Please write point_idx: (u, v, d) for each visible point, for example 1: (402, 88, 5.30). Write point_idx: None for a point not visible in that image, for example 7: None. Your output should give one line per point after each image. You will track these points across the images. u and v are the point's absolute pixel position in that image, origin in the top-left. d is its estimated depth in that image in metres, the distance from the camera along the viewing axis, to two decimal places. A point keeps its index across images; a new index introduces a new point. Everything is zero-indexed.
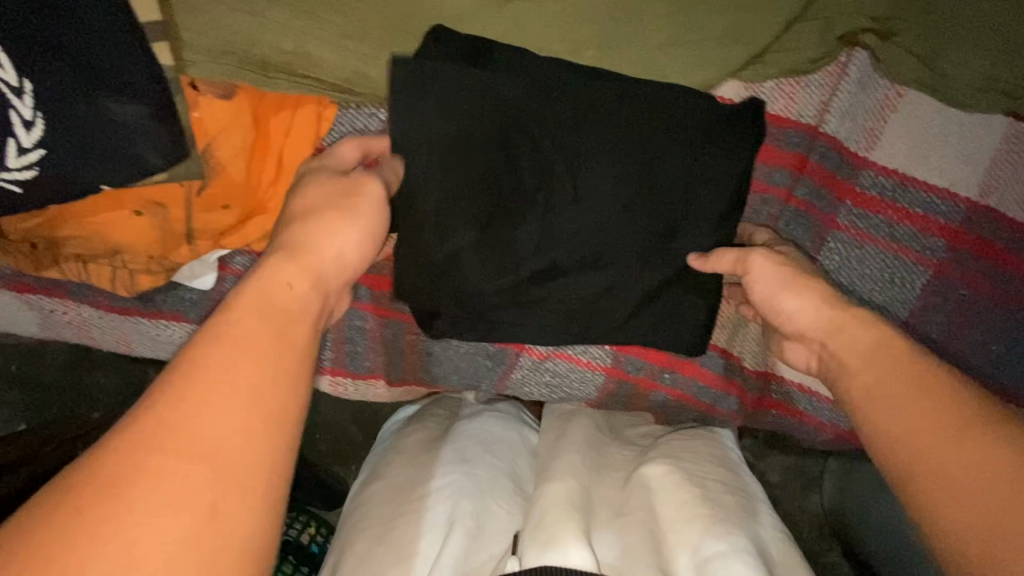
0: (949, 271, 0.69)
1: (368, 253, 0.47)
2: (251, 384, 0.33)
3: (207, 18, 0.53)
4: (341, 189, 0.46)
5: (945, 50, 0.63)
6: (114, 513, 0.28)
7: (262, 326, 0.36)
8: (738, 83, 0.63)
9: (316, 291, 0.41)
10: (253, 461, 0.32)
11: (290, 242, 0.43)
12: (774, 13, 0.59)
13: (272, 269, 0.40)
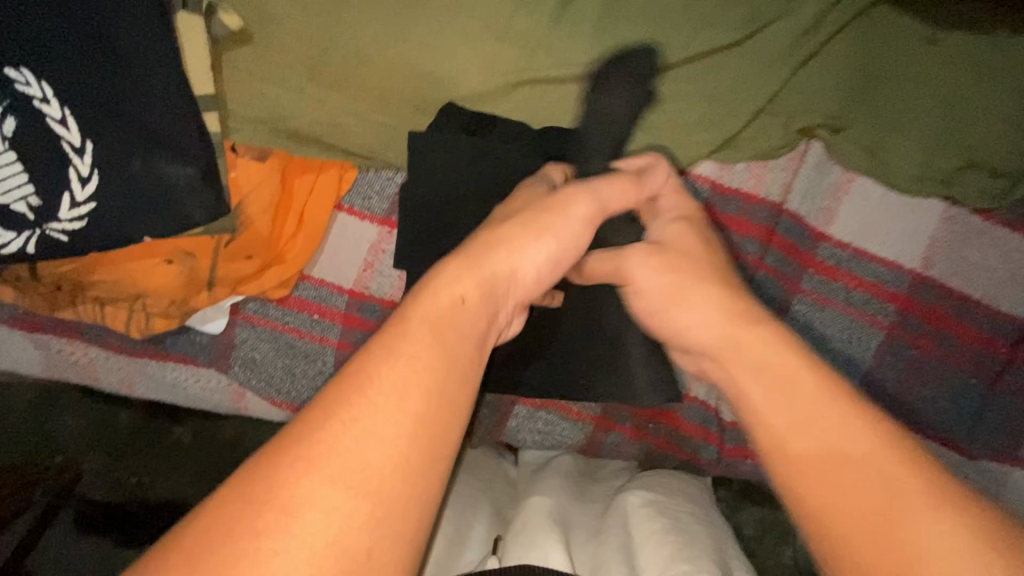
0: (899, 332, 0.77)
1: (545, 276, 0.48)
2: (416, 414, 0.35)
3: (251, 92, 0.59)
4: (544, 205, 0.48)
5: (891, 143, 0.72)
6: (281, 541, 0.31)
7: (432, 350, 0.38)
8: (709, 164, 0.76)
9: (485, 304, 0.43)
10: (420, 481, 0.35)
11: (478, 244, 0.45)
12: (740, 106, 0.71)
13: (455, 274, 0.42)
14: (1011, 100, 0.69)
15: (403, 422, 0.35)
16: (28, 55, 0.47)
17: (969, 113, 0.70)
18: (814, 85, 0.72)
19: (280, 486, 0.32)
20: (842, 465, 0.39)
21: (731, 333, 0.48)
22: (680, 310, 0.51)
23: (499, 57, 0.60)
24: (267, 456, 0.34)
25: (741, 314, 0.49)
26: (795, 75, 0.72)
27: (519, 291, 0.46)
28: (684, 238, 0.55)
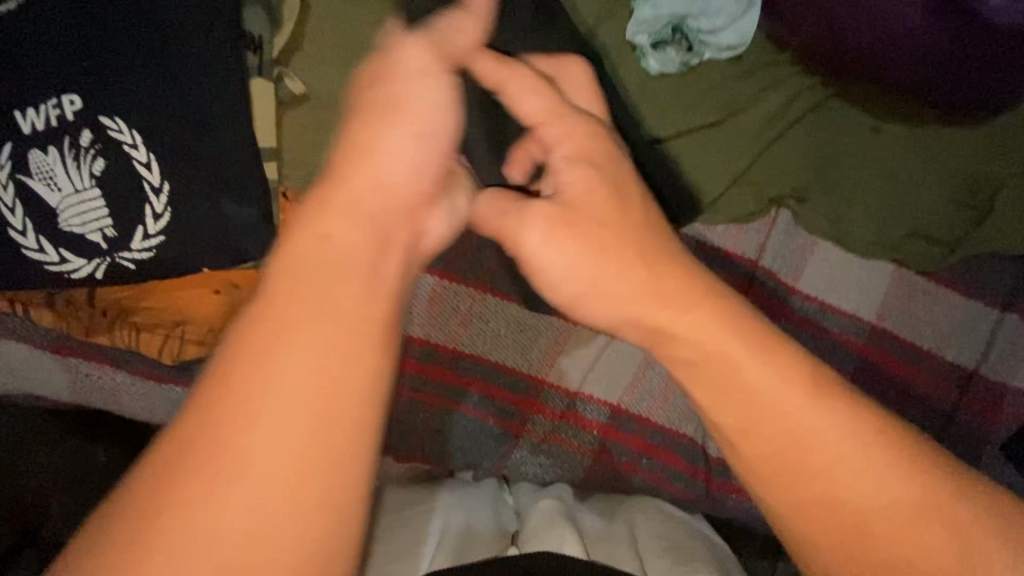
0: (863, 378, 0.86)
1: (430, 167, 0.44)
2: (287, 383, 0.33)
3: (304, 144, 0.67)
4: (391, 91, 0.44)
5: (848, 212, 0.85)
6: (154, 548, 0.31)
7: (297, 300, 0.35)
8: (695, 226, 0.85)
9: (360, 231, 0.39)
10: (314, 447, 0.33)
11: (343, 160, 0.42)
12: (717, 176, 0.84)
13: (318, 206, 0.39)
14: (944, 183, 0.84)
15: (279, 401, 0.33)
16: (127, 108, 0.55)
17: (912, 192, 0.84)
18: (780, 160, 0.85)
19: (149, 498, 0.32)
20: (826, 474, 0.42)
21: (658, 325, 0.46)
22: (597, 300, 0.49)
23: None
24: (139, 466, 0.34)
25: (667, 301, 0.46)
26: (765, 152, 0.85)
27: (408, 192, 0.42)
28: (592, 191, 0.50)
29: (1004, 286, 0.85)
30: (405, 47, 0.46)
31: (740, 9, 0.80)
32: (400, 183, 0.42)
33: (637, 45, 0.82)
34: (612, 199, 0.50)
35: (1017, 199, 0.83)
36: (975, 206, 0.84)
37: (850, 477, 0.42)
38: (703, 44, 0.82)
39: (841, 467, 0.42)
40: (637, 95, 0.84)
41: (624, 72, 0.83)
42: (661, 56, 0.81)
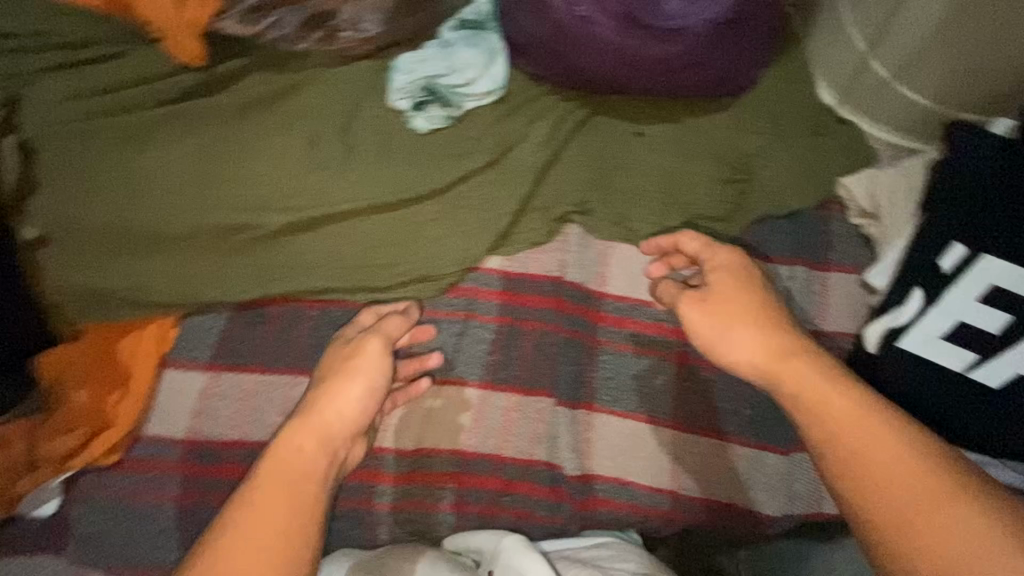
0: (687, 359, 0.90)
1: (369, 404, 0.70)
2: (275, 511, 0.58)
3: (77, 280, 0.75)
4: (349, 355, 0.72)
5: (631, 211, 0.90)
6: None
7: (281, 482, 0.60)
8: (496, 258, 0.88)
9: (321, 447, 0.64)
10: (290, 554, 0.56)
11: (313, 398, 0.68)
12: (503, 209, 0.88)
13: (296, 430, 0.65)
14: (706, 166, 0.92)
15: (245, 542, 0.55)
16: None
17: (679, 181, 0.92)
18: (560, 180, 0.91)
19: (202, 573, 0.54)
20: (887, 483, 0.54)
21: (767, 369, 0.66)
22: (728, 345, 0.69)
23: (293, 192, 0.81)
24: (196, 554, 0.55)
25: (772, 349, 0.66)
26: (544, 177, 0.91)
27: (350, 422, 0.68)
28: (723, 283, 0.73)
29: (790, 243, 0.91)
30: (365, 347, 0.72)
31: (484, 59, 0.90)
32: (350, 418, 0.68)
33: (401, 109, 0.88)
34: (728, 290, 0.72)
35: (774, 164, 0.91)
36: (739, 179, 0.91)
37: (935, 507, 0.52)
38: (461, 95, 0.90)
39: (934, 500, 0.52)
40: (410, 155, 0.88)
41: (392, 136, 0.88)
42: (427, 114, 0.88)
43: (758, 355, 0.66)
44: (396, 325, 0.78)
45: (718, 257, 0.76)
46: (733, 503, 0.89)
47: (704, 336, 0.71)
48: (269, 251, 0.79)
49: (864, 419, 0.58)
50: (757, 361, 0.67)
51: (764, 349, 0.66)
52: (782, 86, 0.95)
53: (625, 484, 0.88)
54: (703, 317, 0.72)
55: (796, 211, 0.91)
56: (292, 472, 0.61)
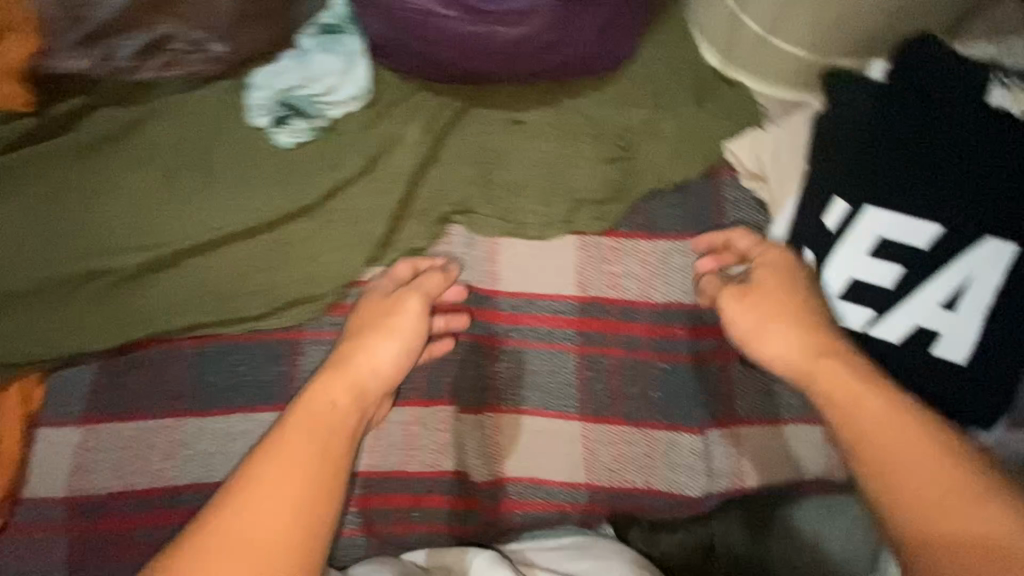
0: (590, 350, 0.86)
1: (403, 361, 0.70)
2: (304, 455, 0.58)
3: None
4: (387, 309, 0.73)
5: (513, 204, 0.87)
6: (234, 511, 0.54)
7: (311, 431, 0.60)
8: (378, 270, 0.84)
9: (354, 402, 0.64)
10: (311, 506, 0.56)
11: (344, 352, 0.70)
12: (378, 218, 0.84)
13: (327, 381, 0.65)
14: (589, 146, 0.88)
15: (269, 483, 0.56)
16: None
17: (562, 165, 0.88)
18: (439, 179, 0.87)
19: (224, 513, 0.54)
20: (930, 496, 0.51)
21: (802, 364, 0.63)
22: (768, 341, 0.66)
23: (149, 229, 0.78)
24: (216, 496, 0.56)
25: (810, 345, 0.64)
26: (420, 178, 0.87)
27: (379, 380, 0.69)
28: (769, 279, 0.70)
29: (684, 216, 0.87)
30: (406, 300, 0.74)
31: (344, 65, 0.86)
32: (384, 372, 0.69)
33: (262, 127, 0.84)
34: (764, 288, 0.69)
35: (655, 137, 0.88)
36: (623, 156, 0.88)
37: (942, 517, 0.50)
38: (324, 105, 0.86)
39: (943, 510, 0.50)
40: (274, 172, 0.84)
41: (254, 155, 0.84)
42: (291, 129, 0.85)
43: (798, 355, 0.64)
44: (434, 283, 0.78)
45: (778, 255, 0.73)
46: (653, 489, 0.87)
47: (741, 329, 0.69)
48: (124, 295, 0.77)
49: (903, 422, 0.55)
50: (792, 362, 0.64)
51: (799, 350, 0.64)
52: (662, 53, 0.91)
53: (540, 483, 0.86)
54: (743, 310, 0.69)
55: (683, 183, 0.88)
56: (334, 419, 0.62)
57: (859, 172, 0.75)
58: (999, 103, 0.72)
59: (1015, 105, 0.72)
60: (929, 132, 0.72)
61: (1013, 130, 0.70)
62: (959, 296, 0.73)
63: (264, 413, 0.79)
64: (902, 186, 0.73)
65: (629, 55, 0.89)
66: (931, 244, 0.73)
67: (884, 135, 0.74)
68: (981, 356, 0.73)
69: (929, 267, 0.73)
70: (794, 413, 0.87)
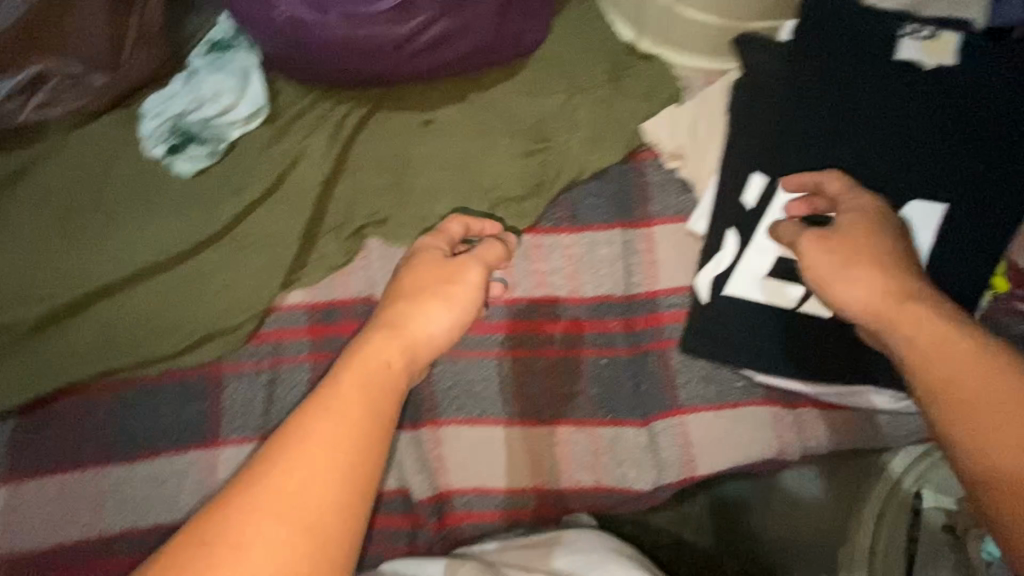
0: (522, 353, 0.85)
1: (457, 328, 0.65)
2: (356, 419, 0.52)
3: None
4: (444, 276, 0.67)
5: (431, 209, 0.83)
6: (279, 473, 0.48)
7: (362, 394, 0.54)
8: (296, 293, 0.82)
9: (405, 365, 0.58)
10: (360, 479, 0.50)
11: (394, 316, 0.62)
12: (288, 239, 0.81)
13: (379, 341, 0.59)
14: (504, 141, 0.84)
15: (330, 440, 0.50)
16: None
17: (476, 164, 0.84)
18: (351, 192, 0.84)
19: (270, 474, 0.48)
20: None
21: (882, 312, 0.57)
22: (843, 285, 0.59)
23: (48, 277, 0.76)
24: (262, 454, 0.50)
25: (899, 290, 0.57)
26: (331, 193, 0.84)
27: (432, 349, 0.63)
28: (854, 224, 0.61)
29: (608, 205, 0.84)
30: (471, 268, 0.69)
31: (237, 82, 0.82)
32: (438, 342, 0.63)
33: (160, 157, 0.81)
34: (857, 219, 0.62)
35: (571, 124, 0.84)
36: (539, 148, 0.84)
37: None
38: (221, 127, 0.82)
39: None
40: (175, 203, 0.81)
41: (154, 187, 0.81)
42: (189, 156, 0.81)
43: (878, 300, 0.57)
44: (491, 254, 0.73)
45: (871, 201, 0.63)
46: (603, 485, 0.85)
47: (819, 272, 0.61)
48: (32, 347, 0.76)
49: (1000, 382, 0.49)
50: (872, 308, 0.57)
51: (879, 297, 0.57)
52: (574, 33, 0.86)
53: (486, 492, 0.84)
54: (821, 252, 0.61)
55: (602, 170, 0.84)
56: (389, 384, 0.56)
57: (773, 142, 0.71)
58: (910, 58, 0.68)
59: (926, 59, 0.68)
60: (837, 94, 0.69)
61: (917, 87, 0.68)
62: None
63: (191, 451, 0.77)
64: (817, 153, 0.69)
65: (537, 41, 0.85)
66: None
67: (795, 101, 0.70)
68: None
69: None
70: (739, 396, 0.84)
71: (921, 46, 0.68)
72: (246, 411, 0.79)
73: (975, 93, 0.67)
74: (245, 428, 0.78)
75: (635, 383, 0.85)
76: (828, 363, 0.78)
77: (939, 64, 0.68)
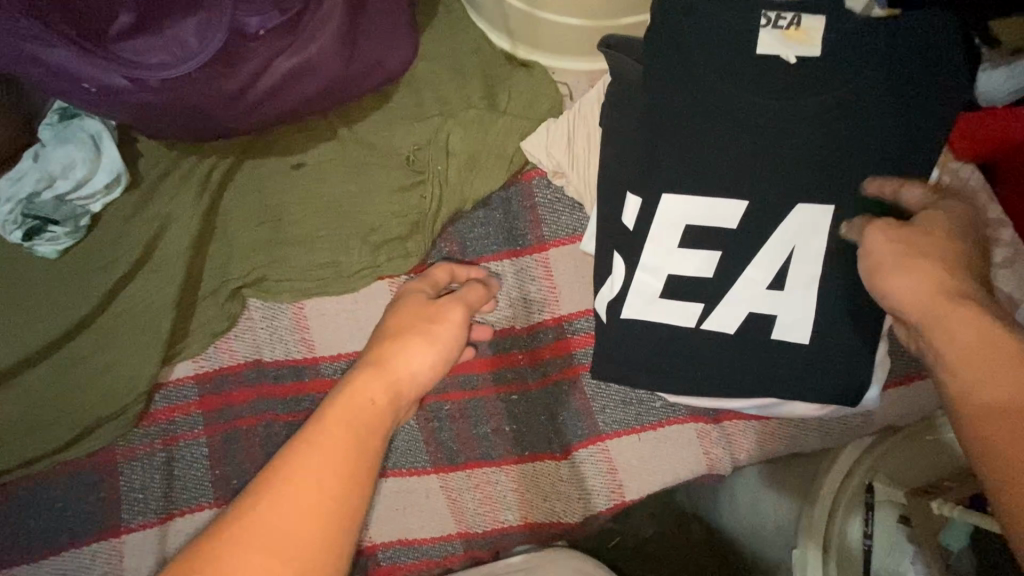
0: (428, 398, 0.81)
1: (440, 372, 0.62)
2: (340, 462, 0.48)
3: None
4: (427, 315, 0.65)
5: (311, 261, 0.79)
6: (255, 522, 0.44)
7: (348, 434, 0.51)
8: (183, 365, 0.79)
9: (392, 404, 0.56)
10: (344, 527, 0.47)
11: (378, 354, 0.59)
12: (161, 312, 0.76)
13: (367, 378, 0.56)
14: (381, 177, 0.79)
15: (312, 483, 0.46)
16: None
17: (354, 207, 0.79)
18: (227, 252, 0.79)
19: (247, 522, 0.44)
20: None
21: (934, 309, 0.51)
22: (900, 272, 0.55)
23: None
24: (245, 496, 0.46)
25: (950, 285, 0.52)
26: (206, 255, 0.79)
27: (419, 390, 0.60)
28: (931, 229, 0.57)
29: (497, 234, 0.80)
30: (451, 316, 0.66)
31: (89, 152, 0.77)
32: (422, 384, 0.60)
33: (19, 243, 0.77)
34: (933, 228, 0.57)
35: (445, 151, 0.78)
36: (418, 182, 0.79)
37: None
38: (81, 201, 0.78)
39: None
40: (41, 289, 0.77)
41: (17, 274, 0.77)
42: (49, 237, 0.76)
43: (931, 292, 0.52)
44: (474, 295, 0.72)
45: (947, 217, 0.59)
46: (531, 522, 0.81)
47: (880, 258, 0.57)
48: None
49: None
50: (917, 306, 0.53)
51: (931, 291, 0.52)
52: (442, 53, 0.81)
53: (412, 542, 0.81)
54: (890, 238, 0.56)
55: (486, 199, 0.80)
56: (373, 427, 0.53)
57: (649, 156, 0.66)
58: (769, 52, 0.63)
59: (787, 50, 0.63)
60: (708, 97, 0.63)
61: (793, 81, 0.63)
62: (781, 274, 0.65)
63: (92, 544, 0.75)
64: (694, 163, 0.64)
65: (404, 64, 0.77)
66: (732, 221, 0.65)
67: (668, 109, 0.64)
68: (813, 332, 0.66)
69: (736, 247, 0.66)
70: (659, 416, 0.80)
71: (780, 36, 0.63)
72: (145, 495, 0.76)
73: (856, 82, 0.62)
74: (146, 513, 0.75)
75: (550, 415, 0.80)
76: (755, 385, 0.69)
77: (800, 56, 0.63)
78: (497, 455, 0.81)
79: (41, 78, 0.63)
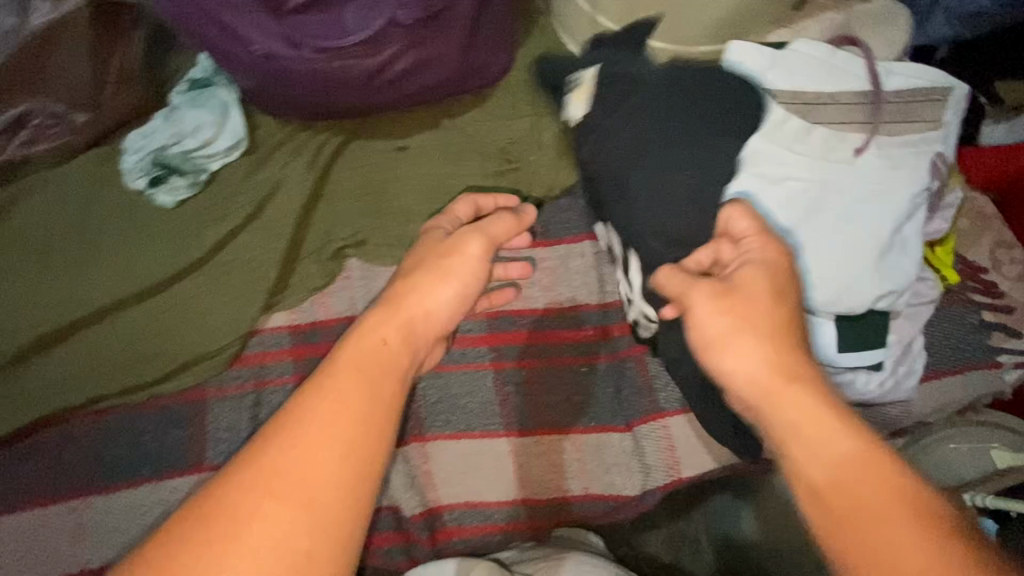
0: (504, 365, 0.86)
1: (458, 305, 0.63)
2: (352, 409, 0.48)
3: None
4: (445, 249, 0.64)
5: (407, 230, 0.86)
6: (267, 465, 0.44)
7: (356, 380, 0.50)
8: (278, 315, 0.84)
9: (405, 342, 0.55)
10: (363, 470, 0.46)
11: (395, 292, 0.59)
12: (267, 263, 0.82)
13: (377, 318, 0.56)
14: (477, 162, 0.89)
15: (323, 426, 0.46)
16: None
17: (450, 185, 0.88)
18: (330, 215, 0.87)
19: (264, 462, 0.45)
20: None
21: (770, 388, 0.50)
22: (730, 352, 0.52)
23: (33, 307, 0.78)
24: (257, 438, 0.46)
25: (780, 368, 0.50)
26: (311, 217, 0.86)
27: (435, 327, 0.60)
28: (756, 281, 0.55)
29: (580, 219, 0.90)
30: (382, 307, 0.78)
31: (217, 116, 0.85)
32: (438, 322, 0.60)
33: (140, 190, 0.83)
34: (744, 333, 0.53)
35: (538, 145, 0.89)
36: (509, 168, 0.89)
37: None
38: (203, 159, 0.84)
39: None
40: (157, 233, 0.82)
41: (135, 218, 0.82)
42: (170, 186, 0.83)
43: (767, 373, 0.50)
44: (498, 228, 0.70)
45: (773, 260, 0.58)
46: (591, 494, 0.85)
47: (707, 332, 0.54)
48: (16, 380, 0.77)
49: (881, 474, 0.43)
50: (762, 382, 0.50)
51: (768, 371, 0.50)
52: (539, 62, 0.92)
53: (475, 506, 0.84)
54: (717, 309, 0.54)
55: (572, 187, 0.90)
56: (395, 367, 0.52)
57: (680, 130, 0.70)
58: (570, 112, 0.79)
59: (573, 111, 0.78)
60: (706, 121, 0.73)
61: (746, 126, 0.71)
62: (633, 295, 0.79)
63: (176, 478, 0.77)
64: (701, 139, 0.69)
65: (506, 69, 0.89)
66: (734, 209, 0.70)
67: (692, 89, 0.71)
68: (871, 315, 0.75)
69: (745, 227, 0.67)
70: None
71: (572, 99, 0.78)
72: (231, 435, 0.79)
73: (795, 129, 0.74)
74: (227, 454, 0.79)
75: (618, 388, 0.87)
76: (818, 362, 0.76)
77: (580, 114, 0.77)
78: (564, 424, 0.85)
79: (215, 37, 0.74)
